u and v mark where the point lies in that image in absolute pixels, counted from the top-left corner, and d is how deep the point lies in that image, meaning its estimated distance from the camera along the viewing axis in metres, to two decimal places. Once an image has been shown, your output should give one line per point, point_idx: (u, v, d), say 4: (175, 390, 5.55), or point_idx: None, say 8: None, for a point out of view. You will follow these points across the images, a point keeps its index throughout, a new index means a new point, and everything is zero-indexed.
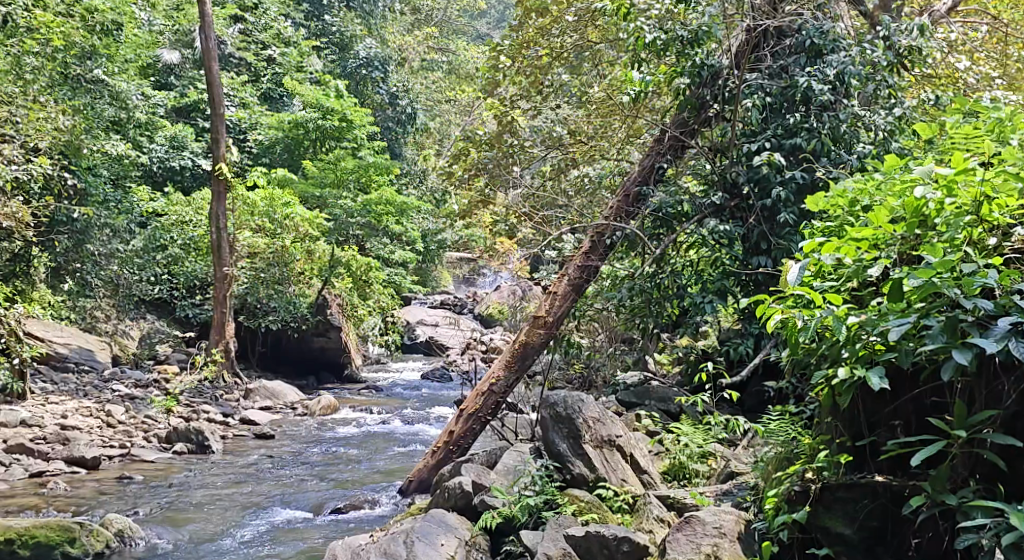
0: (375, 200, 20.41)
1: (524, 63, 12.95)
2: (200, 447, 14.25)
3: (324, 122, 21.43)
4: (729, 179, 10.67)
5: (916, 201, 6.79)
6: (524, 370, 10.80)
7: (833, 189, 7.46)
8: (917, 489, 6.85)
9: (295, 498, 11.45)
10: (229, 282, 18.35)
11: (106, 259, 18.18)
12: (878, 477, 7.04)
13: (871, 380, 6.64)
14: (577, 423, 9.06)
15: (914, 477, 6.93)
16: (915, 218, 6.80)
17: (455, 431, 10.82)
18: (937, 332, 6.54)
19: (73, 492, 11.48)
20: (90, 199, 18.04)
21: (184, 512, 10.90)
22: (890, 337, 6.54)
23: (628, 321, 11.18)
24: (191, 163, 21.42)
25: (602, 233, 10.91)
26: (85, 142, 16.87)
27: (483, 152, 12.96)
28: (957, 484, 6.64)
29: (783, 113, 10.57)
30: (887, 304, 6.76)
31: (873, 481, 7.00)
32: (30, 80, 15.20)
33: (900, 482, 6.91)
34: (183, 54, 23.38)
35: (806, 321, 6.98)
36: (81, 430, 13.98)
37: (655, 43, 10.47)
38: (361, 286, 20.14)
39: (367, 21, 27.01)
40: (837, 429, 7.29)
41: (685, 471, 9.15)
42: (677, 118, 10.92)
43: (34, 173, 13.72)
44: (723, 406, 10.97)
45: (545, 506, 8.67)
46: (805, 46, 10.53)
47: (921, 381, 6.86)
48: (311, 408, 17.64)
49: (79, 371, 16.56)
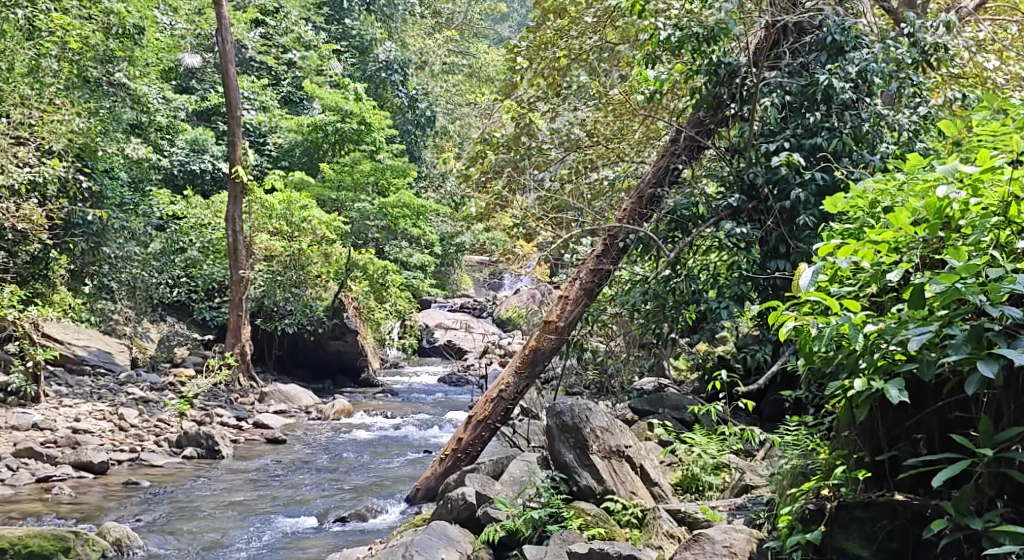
0: (392, 203, 20.10)
1: (541, 65, 12.68)
2: (210, 452, 14.01)
3: (343, 125, 21.18)
4: (746, 181, 10.34)
5: (939, 201, 6.50)
6: (534, 375, 10.55)
7: (853, 190, 7.16)
8: (939, 510, 6.55)
9: (300, 507, 11.25)
10: (244, 285, 18.09)
11: (123, 263, 17.83)
12: (898, 495, 6.76)
13: (890, 392, 6.34)
14: (584, 433, 8.78)
15: (936, 496, 6.64)
16: (938, 219, 6.51)
17: (462, 439, 10.57)
18: (960, 342, 6.22)
19: (78, 499, 11.26)
20: (107, 202, 17.60)
21: (188, 521, 10.69)
22: (910, 347, 6.25)
23: (643, 326, 10.81)
24: (211, 166, 21.28)
25: (615, 235, 10.54)
26: (101, 145, 16.62)
27: (500, 154, 12.64)
28: (982, 506, 6.33)
29: (803, 113, 10.26)
30: (908, 312, 6.45)
31: (892, 499, 6.72)
32: (45, 85, 14.87)
33: (921, 502, 6.63)
34: (204, 57, 23.37)
35: (821, 329, 6.68)
36: (92, 434, 13.80)
37: (670, 40, 10.19)
38: (378, 288, 19.58)
39: (386, 25, 26.93)
40: (856, 443, 7.01)
41: (698, 484, 8.88)
42: (691, 118, 10.62)
43: (46, 175, 13.56)
44: (740, 414, 10.68)
45: (550, 520, 8.39)
46: (826, 43, 10.21)
47: (945, 394, 6.57)
48: (325, 412, 17.45)
49: (94, 374, 16.42)
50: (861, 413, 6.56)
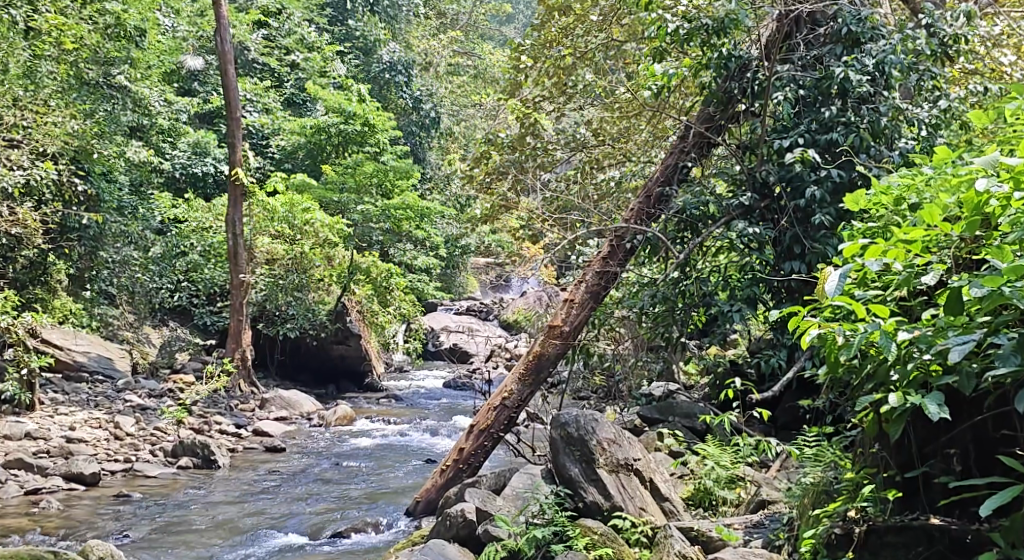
0: (396, 205, 19.73)
1: (546, 63, 12.09)
2: (206, 462, 13.56)
3: (347, 127, 20.71)
4: (758, 179, 9.94)
5: (978, 196, 6.13)
6: (539, 383, 10.19)
7: (877, 186, 6.84)
8: (981, 535, 6.29)
9: (299, 521, 10.87)
10: (245, 289, 17.68)
11: (120, 267, 17.41)
12: (932, 519, 6.49)
13: (929, 408, 6.01)
14: (590, 446, 8.41)
15: (976, 520, 6.38)
16: (976, 215, 6.13)
17: (464, 448, 10.17)
18: (1008, 353, 5.85)
19: (67, 513, 10.84)
20: (104, 205, 17.11)
21: (182, 538, 10.33)
22: (952, 358, 5.85)
23: (650, 331, 10.30)
24: (213, 169, 20.80)
25: (622, 236, 10.18)
26: (98, 148, 15.97)
27: (505, 155, 12.25)
28: None
29: (817, 107, 9.81)
30: (946, 319, 6.07)
31: (927, 523, 6.45)
32: (41, 87, 14.53)
33: (961, 527, 6.36)
34: (207, 60, 22.90)
35: (848, 337, 6.30)
36: (86, 443, 13.38)
37: (678, 33, 9.86)
38: (382, 292, 19.07)
39: (390, 25, 26.72)
40: (884, 461, 6.73)
41: (711, 498, 8.50)
42: (701, 114, 10.32)
43: (39, 177, 13.11)
44: (755, 423, 10.24)
45: (555, 539, 7.96)
46: (841, 34, 9.82)
47: (985, 407, 6.31)
48: (327, 419, 17.04)
49: (92, 381, 15.96)
50: (894, 429, 6.18)
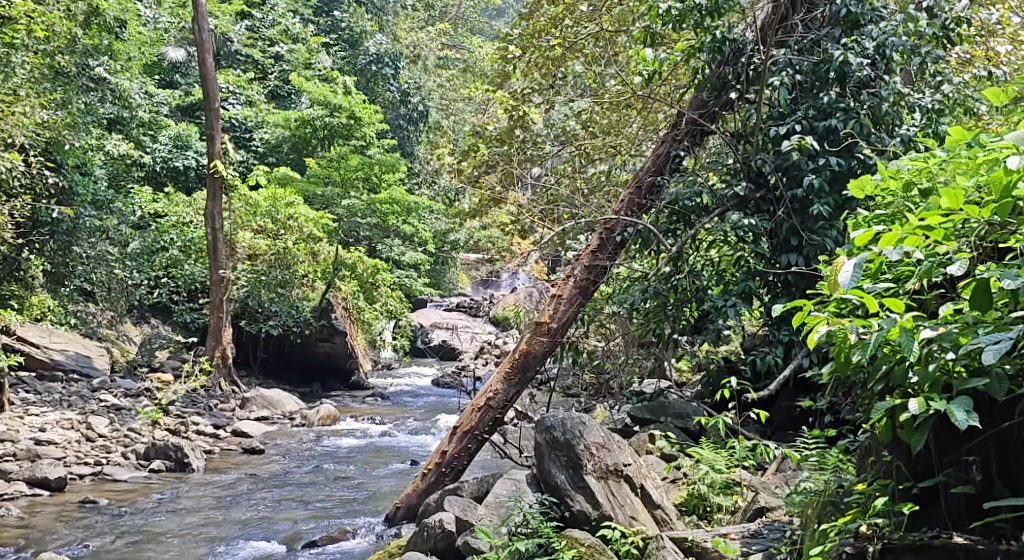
0: (382, 199, 19.24)
1: (535, 54, 11.60)
2: (179, 465, 13.11)
3: (332, 119, 20.09)
4: (753, 168, 9.53)
5: (1006, 176, 5.75)
6: (526, 382, 9.73)
7: (885, 171, 6.47)
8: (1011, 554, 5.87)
9: (274, 529, 10.41)
10: (225, 285, 17.16)
11: (96, 263, 16.77)
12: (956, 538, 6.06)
13: (956, 415, 5.63)
14: (578, 450, 8.00)
15: (1003, 538, 5.98)
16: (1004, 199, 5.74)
17: (447, 451, 9.72)
18: None
19: (27, 520, 10.36)
20: (77, 198, 16.47)
21: (147, 549, 9.85)
22: (986, 359, 5.48)
23: (641, 327, 9.78)
24: (195, 163, 20.14)
25: (612, 229, 9.75)
26: (69, 138, 15.34)
27: (493, 148, 11.78)
28: None
29: (815, 93, 9.40)
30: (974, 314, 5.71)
31: (950, 542, 6.03)
32: (12, 75, 13.69)
33: (987, 546, 5.95)
34: (189, 52, 22.14)
35: (862, 335, 5.91)
36: (55, 445, 12.87)
37: (671, 13, 9.34)
38: (368, 288, 18.58)
39: (379, 17, 26.32)
40: (899, 471, 6.38)
41: (706, 505, 8.08)
42: (694, 100, 9.82)
43: (6, 168, 12.57)
44: (750, 423, 9.83)
45: (539, 552, 7.52)
46: (840, 16, 9.39)
47: (1014, 411, 5.98)
48: (309, 419, 16.53)
49: (67, 379, 15.39)
50: (916, 439, 5.81)
